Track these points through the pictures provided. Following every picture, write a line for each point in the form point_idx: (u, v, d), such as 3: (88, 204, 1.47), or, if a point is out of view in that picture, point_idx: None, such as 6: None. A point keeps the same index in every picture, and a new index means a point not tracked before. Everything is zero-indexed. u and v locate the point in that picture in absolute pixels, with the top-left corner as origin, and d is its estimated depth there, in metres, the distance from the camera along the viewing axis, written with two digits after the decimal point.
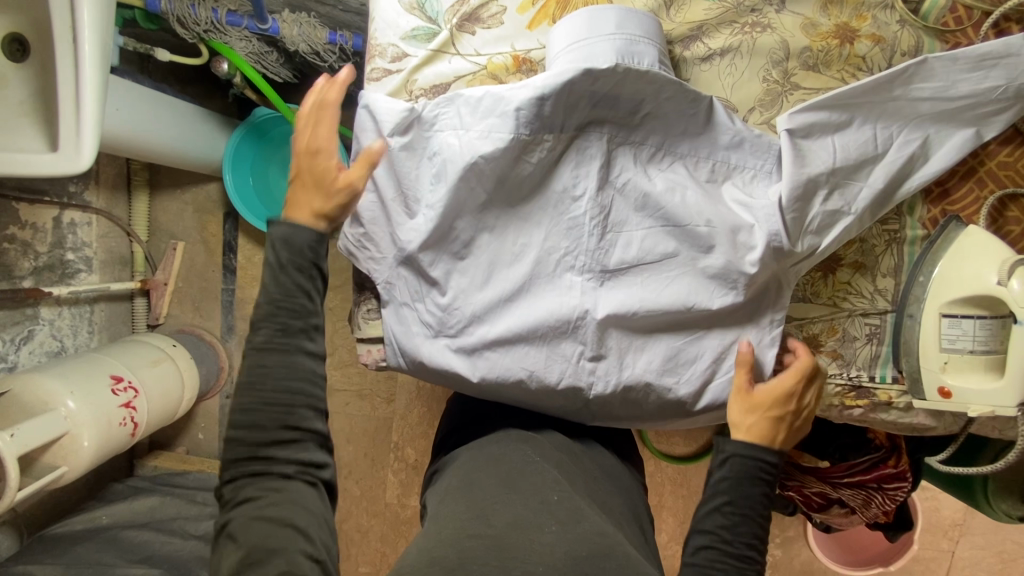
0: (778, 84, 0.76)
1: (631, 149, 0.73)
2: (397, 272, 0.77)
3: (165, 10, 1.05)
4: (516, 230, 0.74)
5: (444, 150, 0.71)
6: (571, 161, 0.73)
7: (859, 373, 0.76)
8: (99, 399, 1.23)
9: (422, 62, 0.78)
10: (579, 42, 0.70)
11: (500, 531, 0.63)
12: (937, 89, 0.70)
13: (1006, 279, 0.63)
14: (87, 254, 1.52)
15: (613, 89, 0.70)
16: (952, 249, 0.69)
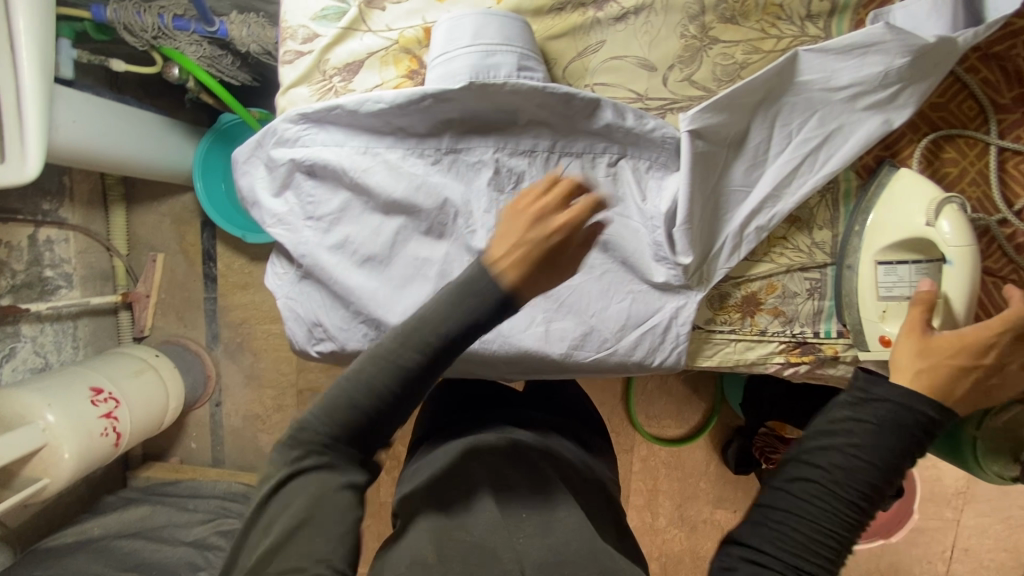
0: (697, 39, 0.66)
1: (519, 154, 0.63)
2: (301, 291, 0.67)
3: (111, 19, 1.05)
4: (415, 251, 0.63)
5: (328, 161, 0.62)
6: (460, 172, 0.63)
7: (802, 329, 0.72)
8: (79, 410, 1.24)
9: (332, 42, 0.70)
10: (443, 56, 0.60)
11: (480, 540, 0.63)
12: (820, 81, 0.62)
13: (929, 222, 0.61)
14: (66, 270, 1.54)
15: (476, 108, 0.61)
16: (883, 201, 0.66)
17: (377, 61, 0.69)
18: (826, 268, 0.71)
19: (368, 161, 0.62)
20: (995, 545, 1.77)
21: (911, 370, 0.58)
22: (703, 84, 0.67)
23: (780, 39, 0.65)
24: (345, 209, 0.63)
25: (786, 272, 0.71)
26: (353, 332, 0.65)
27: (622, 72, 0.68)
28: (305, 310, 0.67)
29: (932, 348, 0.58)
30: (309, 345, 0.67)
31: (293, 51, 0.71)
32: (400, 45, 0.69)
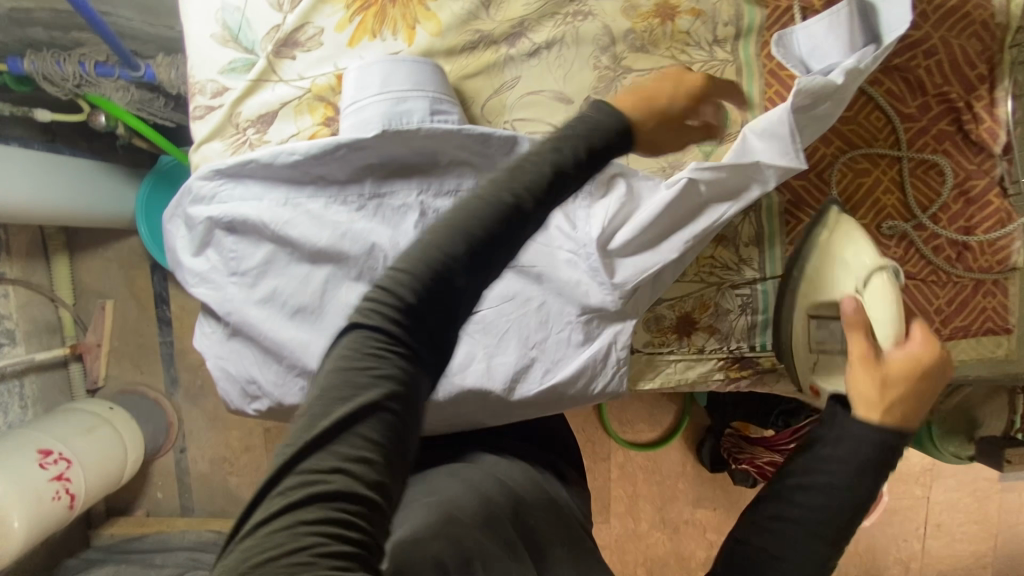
0: (610, 70, 0.68)
1: (441, 193, 0.63)
2: (231, 348, 0.64)
3: (28, 70, 1.01)
4: (344, 298, 0.62)
5: (251, 216, 0.60)
6: (384, 215, 0.62)
7: (737, 344, 0.73)
8: (26, 476, 1.19)
9: (243, 93, 0.68)
10: (353, 105, 0.62)
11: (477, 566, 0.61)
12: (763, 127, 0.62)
13: (860, 288, 0.64)
14: (8, 327, 1.48)
15: (398, 153, 0.62)
16: (821, 246, 0.68)
17: (292, 109, 0.68)
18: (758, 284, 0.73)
19: (289, 212, 0.60)
20: (964, 518, 1.83)
21: (883, 407, 0.56)
22: None
23: (690, 64, 0.66)
24: (270, 261, 0.61)
25: (718, 291, 0.73)
26: (288, 388, 0.63)
27: (538, 106, 0.68)
28: (238, 369, 0.64)
29: (887, 378, 0.57)
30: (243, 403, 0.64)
31: (206, 104, 0.69)
32: (314, 92, 0.69)
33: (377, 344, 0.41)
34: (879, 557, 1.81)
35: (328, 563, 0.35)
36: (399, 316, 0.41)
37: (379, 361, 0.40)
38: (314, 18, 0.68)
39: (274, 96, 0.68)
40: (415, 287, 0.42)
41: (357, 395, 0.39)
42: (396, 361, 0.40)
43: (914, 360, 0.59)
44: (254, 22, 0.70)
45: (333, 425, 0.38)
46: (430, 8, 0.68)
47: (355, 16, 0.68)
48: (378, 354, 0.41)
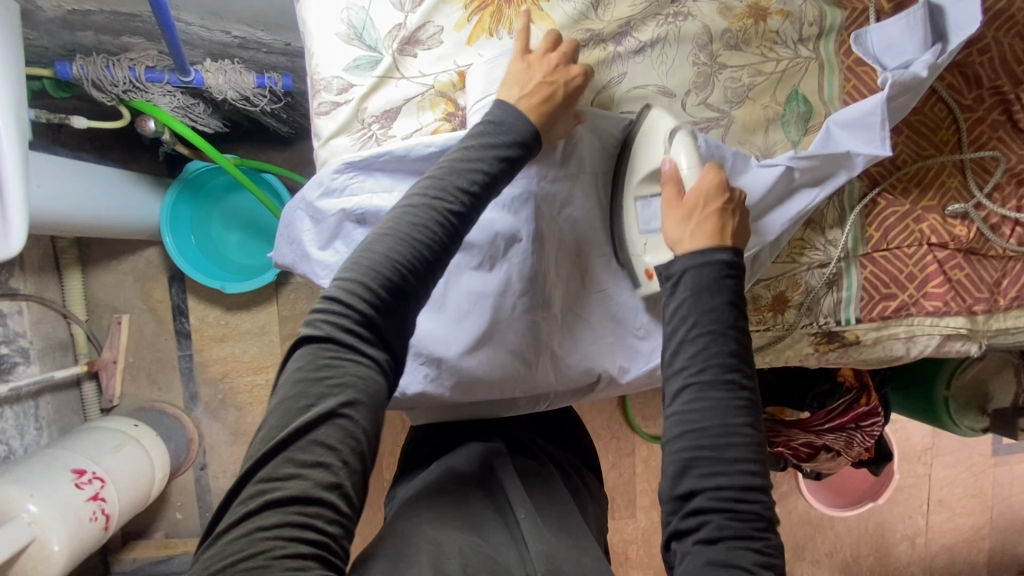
0: (707, 67, 0.71)
1: (550, 177, 0.67)
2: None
3: (77, 75, 1.00)
4: (468, 285, 0.67)
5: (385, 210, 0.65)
6: (507, 205, 0.67)
7: (826, 320, 0.73)
8: (63, 497, 1.14)
9: (369, 91, 0.69)
10: (479, 102, 0.66)
11: (491, 544, 0.61)
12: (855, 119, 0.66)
13: (668, 149, 0.64)
14: (23, 345, 1.41)
15: None
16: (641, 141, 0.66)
17: (415, 107, 0.69)
18: (843, 263, 0.73)
19: None
20: (963, 492, 1.93)
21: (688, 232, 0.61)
22: (716, 106, 0.71)
23: (779, 61, 0.71)
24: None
25: (809, 271, 0.72)
26: (415, 375, 0.67)
27: (646, 102, 0.70)
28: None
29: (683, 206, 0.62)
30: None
31: (328, 103, 0.70)
32: (437, 90, 0.69)
33: (331, 357, 0.54)
34: (889, 536, 1.89)
35: (325, 515, 0.50)
36: (361, 326, 0.55)
37: (317, 375, 0.53)
38: (434, 18, 0.69)
39: (398, 95, 0.69)
40: (361, 302, 0.55)
41: (313, 403, 0.52)
42: (347, 366, 0.53)
43: (710, 188, 0.61)
44: (377, 21, 0.69)
45: (308, 422, 0.51)
46: (544, 8, 0.69)
47: (474, 15, 0.69)
48: (329, 364, 0.53)
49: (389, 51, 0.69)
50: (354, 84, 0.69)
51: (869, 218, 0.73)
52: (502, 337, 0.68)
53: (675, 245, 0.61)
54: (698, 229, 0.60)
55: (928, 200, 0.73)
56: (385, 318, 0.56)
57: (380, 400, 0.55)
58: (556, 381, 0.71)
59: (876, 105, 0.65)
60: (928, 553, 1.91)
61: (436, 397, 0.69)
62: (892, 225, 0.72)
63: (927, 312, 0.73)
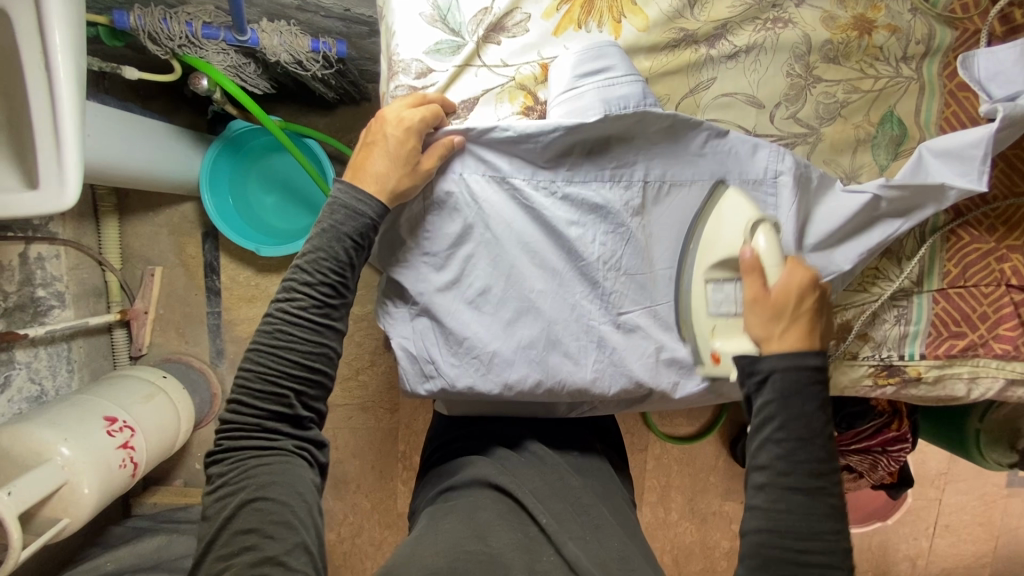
0: (803, 78, 0.68)
1: (617, 182, 0.64)
2: (414, 328, 0.65)
3: (134, 27, 0.97)
4: (533, 280, 0.64)
5: (470, 196, 0.63)
6: (579, 208, 0.64)
7: (889, 353, 0.70)
8: (95, 442, 1.16)
9: (450, 80, 0.65)
10: (570, 92, 0.61)
11: (497, 551, 0.63)
12: (955, 152, 0.63)
13: (749, 237, 0.60)
14: (59, 289, 1.42)
15: (604, 139, 0.63)
16: (714, 217, 0.64)
17: (496, 100, 0.65)
18: (912, 293, 0.70)
19: (499, 189, 0.63)
20: (971, 519, 1.91)
21: (776, 337, 0.56)
22: (806, 121, 0.68)
23: (877, 79, 0.68)
24: (465, 237, 0.63)
25: (879, 302, 0.69)
26: (465, 369, 0.64)
27: (725, 214, 0.63)
28: (416, 350, 0.65)
29: (768, 306, 0.57)
30: (419, 383, 0.65)
31: (404, 86, 0.66)
32: (517, 81, 0.66)
33: (237, 457, 0.62)
34: (891, 555, 1.89)
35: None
36: (255, 424, 0.62)
37: (225, 479, 0.61)
38: (524, 4, 0.66)
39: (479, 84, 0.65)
40: (248, 409, 0.62)
41: (230, 499, 0.60)
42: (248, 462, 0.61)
43: (793, 294, 0.57)
44: (463, 4, 0.66)
45: (226, 519, 0.59)
46: (637, 2, 0.66)
47: (564, 4, 0.66)
48: (236, 465, 0.61)
49: (473, 36, 0.66)
50: (434, 70, 0.65)
51: (949, 252, 0.69)
52: (558, 340, 0.64)
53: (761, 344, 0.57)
54: (781, 338, 0.56)
55: (1015, 240, 0.68)
56: (273, 415, 0.62)
57: (291, 484, 0.61)
58: (608, 393, 0.67)
59: (981, 138, 0.61)
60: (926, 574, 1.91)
61: (484, 396, 0.66)
62: (972, 262, 0.68)
63: (994, 355, 0.68)
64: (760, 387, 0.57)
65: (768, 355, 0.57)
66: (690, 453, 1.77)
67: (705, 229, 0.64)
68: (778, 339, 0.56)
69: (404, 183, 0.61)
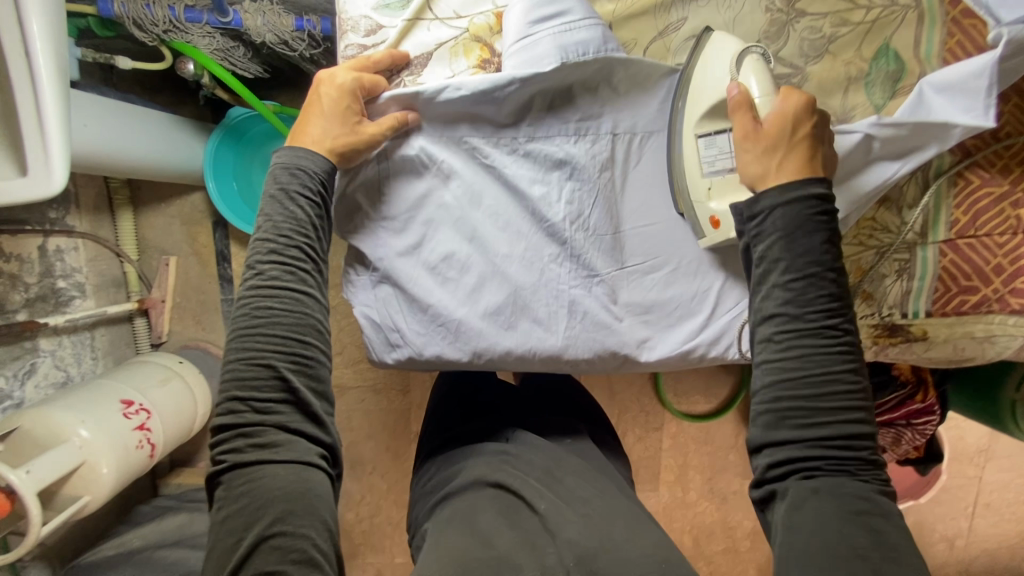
0: (783, 13, 0.63)
1: (581, 136, 0.61)
2: (377, 296, 0.64)
3: (119, 13, 0.98)
4: (498, 243, 0.61)
5: (424, 158, 0.61)
6: (542, 165, 0.61)
7: (890, 311, 0.65)
8: (111, 424, 1.21)
9: (401, 35, 0.63)
10: (523, 39, 0.57)
11: (504, 552, 0.64)
12: (957, 84, 0.56)
13: (736, 72, 0.56)
14: (79, 280, 1.48)
15: (567, 88, 0.60)
16: (700, 65, 0.59)
17: (451, 55, 0.62)
18: (915, 245, 0.64)
19: (455, 148, 0.61)
20: (1015, 498, 1.80)
21: (776, 168, 0.54)
22: (790, 60, 0.63)
23: (870, 9, 0.61)
24: (423, 201, 0.61)
25: (878, 256, 0.64)
26: (432, 336, 0.63)
27: (714, 53, 0.58)
28: (382, 318, 0.64)
29: (763, 138, 0.54)
30: (386, 351, 0.64)
31: (356, 46, 0.64)
32: (471, 33, 0.62)
33: (243, 473, 0.58)
34: (927, 536, 1.79)
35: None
36: (260, 421, 0.58)
37: (235, 502, 0.57)
38: None
39: (432, 38, 0.62)
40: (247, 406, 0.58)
41: (239, 527, 0.56)
42: (260, 470, 0.57)
43: (788, 118, 0.54)
44: None
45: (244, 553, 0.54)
46: None
47: None
48: (245, 480, 0.58)
49: None
50: (385, 27, 0.63)
51: (957, 198, 0.62)
52: (527, 305, 0.62)
53: (754, 180, 0.55)
54: (779, 170, 0.54)
55: None
56: (279, 407, 0.59)
57: (308, 488, 0.58)
58: (582, 359, 0.64)
59: (986, 66, 0.55)
60: (965, 556, 1.81)
61: (455, 364, 0.64)
62: (985, 208, 0.62)
63: (1013, 311, 0.62)
64: (761, 225, 0.54)
65: (774, 183, 0.54)
66: (707, 431, 1.72)
67: (687, 105, 0.60)
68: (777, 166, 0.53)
69: (342, 144, 0.59)
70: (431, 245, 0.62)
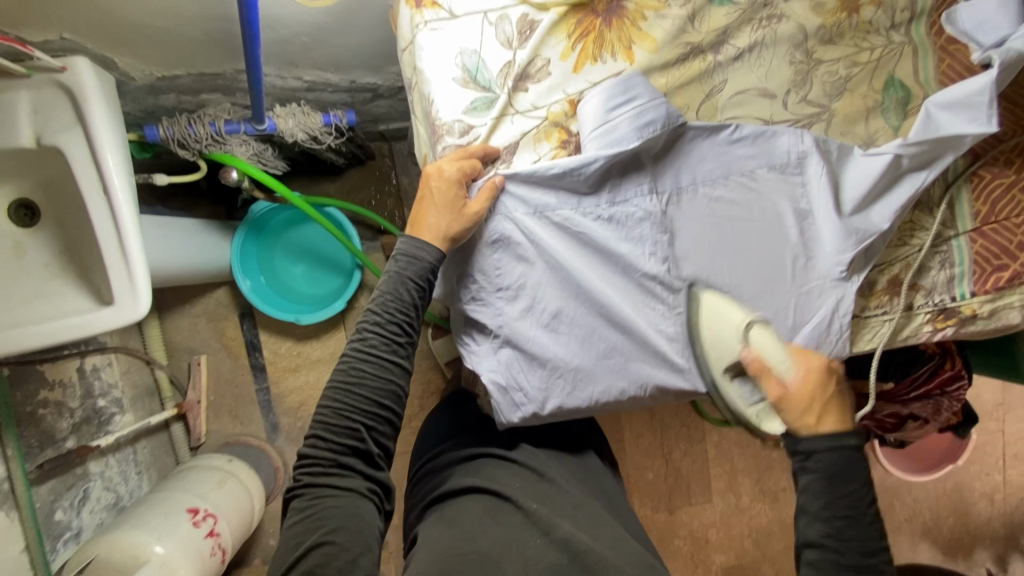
0: (804, 64, 0.71)
1: (655, 193, 0.68)
2: (499, 360, 0.69)
3: (164, 136, 1.03)
4: (601, 298, 0.68)
5: (522, 233, 0.67)
6: (625, 224, 0.68)
7: (941, 297, 0.73)
8: (185, 536, 1.19)
9: (490, 131, 0.67)
10: (603, 125, 0.65)
11: (486, 550, 0.74)
12: (965, 101, 0.67)
13: (746, 339, 0.66)
14: (117, 395, 1.46)
15: (637, 157, 0.68)
16: (703, 315, 0.68)
17: (536, 143, 0.68)
18: (949, 238, 0.73)
19: (549, 218, 0.67)
20: None
21: (815, 420, 0.62)
22: (817, 101, 0.71)
23: (873, 51, 0.72)
24: (526, 269, 0.68)
25: (923, 251, 0.72)
26: (552, 389, 0.68)
27: (714, 316, 0.68)
28: (505, 380, 0.69)
29: (791, 399, 0.63)
30: (512, 411, 0.69)
31: (451, 146, 0.68)
32: (549, 120, 0.68)
33: (312, 492, 0.67)
34: (968, 498, 1.85)
35: None
36: (335, 462, 0.68)
37: (300, 516, 0.66)
38: (542, 51, 0.67)
39: (517, 129, 0.67)
40: (326, 443, 0.68)
41: (299, 536, 0.64)
42: (321, 498, 0.66)
43: (812, 385, 0.63)
44: (489, 60, 0.67)
45: (301, 553, 0.63)
46: (643, 28, 0.68)
47: (579, 42, 0.68)
48: (308, 504, 0.66)
49: (502, 88, 0.67)
50: (474, 126, 0.67)
51: (975, 191, 0.73)
52: (633, 348, 0.69)
53: (799, 429, 0.63)
54: (822, 423, 0.62)
55: None
56: (348, 448, 0.68)
57: (362, 522, 0.66)
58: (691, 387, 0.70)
59: (986, 85, 0.66)
60: (1008, 510, 1.86)
61: (575, 410, 0.70)
62: (998, 197, 0.72)
63: None
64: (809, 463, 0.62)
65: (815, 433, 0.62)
66: (747, 433, 1.78)
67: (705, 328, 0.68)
68: (817, 425, 0.62)
69: (451, 235, 0.67)
70: (541, 306, 0.68)
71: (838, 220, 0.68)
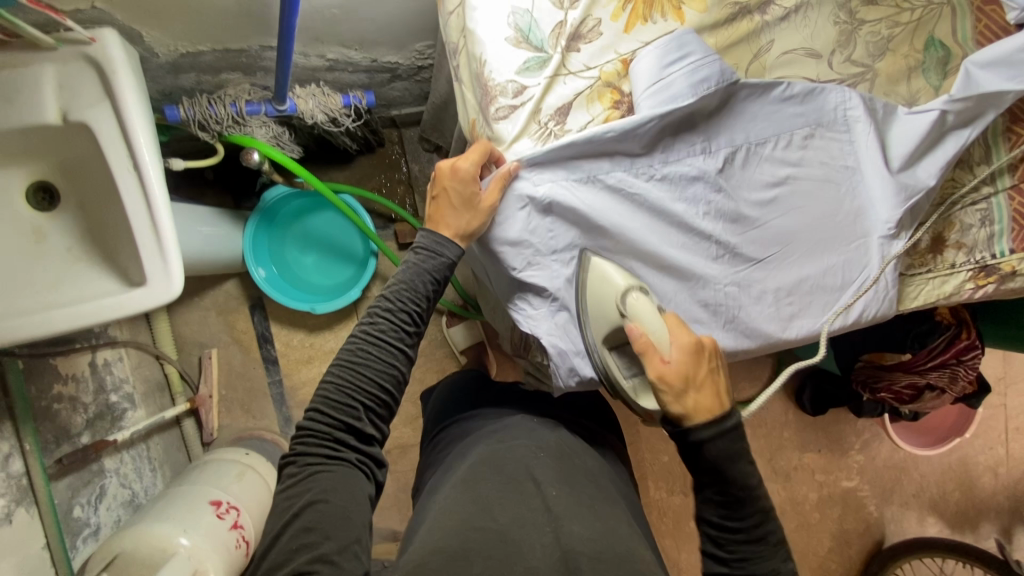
0: (848, 24, 0.72)
1: (709, 153, 0.69)
2: (556, 323, 0.71)
3: (184, 117, 1.01)
4: (655, 258, 0.70)
5: (577, 194, 0.66)
6: (679, 184, 0.69)
7: (981, 255, 0.74)
8: (210, 528, 1.16)
9: (545, 91, 0.67)
10: (660, 82, 0.65)
11: (506, 527, 0.69)
12: (1003, 59, 0.67)
13: (627, 313, 0.66)
14: (128, 390, 1.42)
15: (690, 116, 0.68)
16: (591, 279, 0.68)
17: (590, 104, 0.68)
18: (991, 196, 0.74)
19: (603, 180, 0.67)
20: None
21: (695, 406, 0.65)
22: (861, 61, 0.73)
23: (914, 11, 0.73)
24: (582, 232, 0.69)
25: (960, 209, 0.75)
26: (607, 351, 0.71)
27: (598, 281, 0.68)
28: (563, 342, 0.71)
29: (674, 384, 0.64)
30: (569, 373, 0.71)
31: (504, 107, 0.67)
32: (602, 80, 0.68)
33: (307, 459, 0.65)
34: (973, 471, 1.89)
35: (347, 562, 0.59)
36: (332, 436, 0.66)
37: (294, 482, 0.64)
38: (593, 11, 0.68)
39: (569, 90, 0.67)
40: (324, 419, 0.66)
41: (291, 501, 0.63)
42: (314, 466, 0.65)
43: (689, 368, 0.64)
44: (541, 20, 0.67)
45: (292, 516, 0.61)
46: None
47: (630, 2, 0.68)
48: (302, 470, 0.65)
49: (555, 48, 0.67)
50: (528, 86, 0.66)
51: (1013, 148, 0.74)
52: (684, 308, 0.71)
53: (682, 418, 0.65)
54: (695, 411, 0.65)
55: None
56: (343, 426, 0.66)
57: (354, 490, 0.64)
58: (740, 345, 0.72)
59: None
60: (1011, 481, 1.90)
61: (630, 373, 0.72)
62: None
63: None
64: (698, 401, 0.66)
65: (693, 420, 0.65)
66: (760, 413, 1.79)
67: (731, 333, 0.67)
68: (692, 410, 0.64)
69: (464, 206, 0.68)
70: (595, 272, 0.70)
71: (886, 177, 0.70)
